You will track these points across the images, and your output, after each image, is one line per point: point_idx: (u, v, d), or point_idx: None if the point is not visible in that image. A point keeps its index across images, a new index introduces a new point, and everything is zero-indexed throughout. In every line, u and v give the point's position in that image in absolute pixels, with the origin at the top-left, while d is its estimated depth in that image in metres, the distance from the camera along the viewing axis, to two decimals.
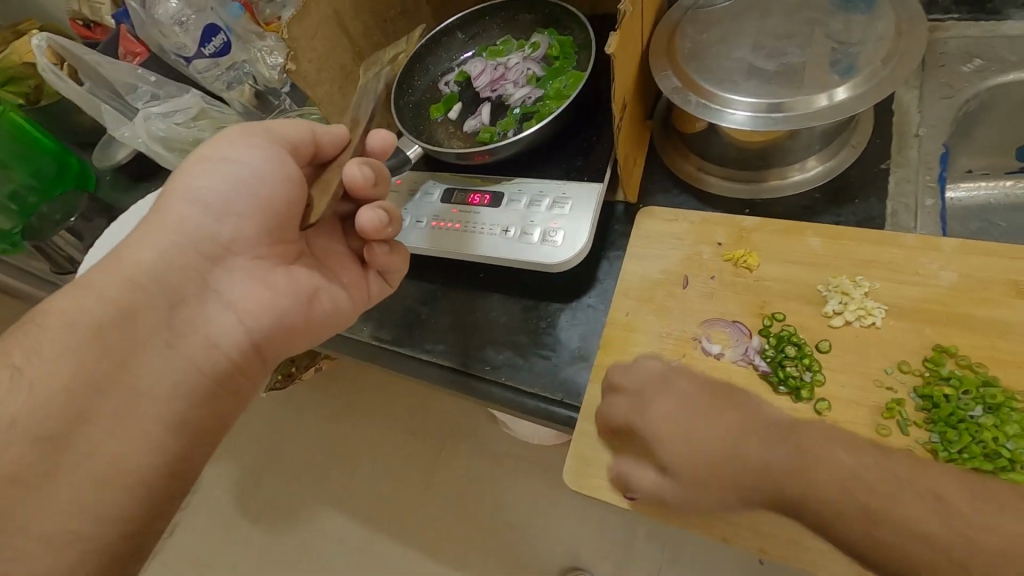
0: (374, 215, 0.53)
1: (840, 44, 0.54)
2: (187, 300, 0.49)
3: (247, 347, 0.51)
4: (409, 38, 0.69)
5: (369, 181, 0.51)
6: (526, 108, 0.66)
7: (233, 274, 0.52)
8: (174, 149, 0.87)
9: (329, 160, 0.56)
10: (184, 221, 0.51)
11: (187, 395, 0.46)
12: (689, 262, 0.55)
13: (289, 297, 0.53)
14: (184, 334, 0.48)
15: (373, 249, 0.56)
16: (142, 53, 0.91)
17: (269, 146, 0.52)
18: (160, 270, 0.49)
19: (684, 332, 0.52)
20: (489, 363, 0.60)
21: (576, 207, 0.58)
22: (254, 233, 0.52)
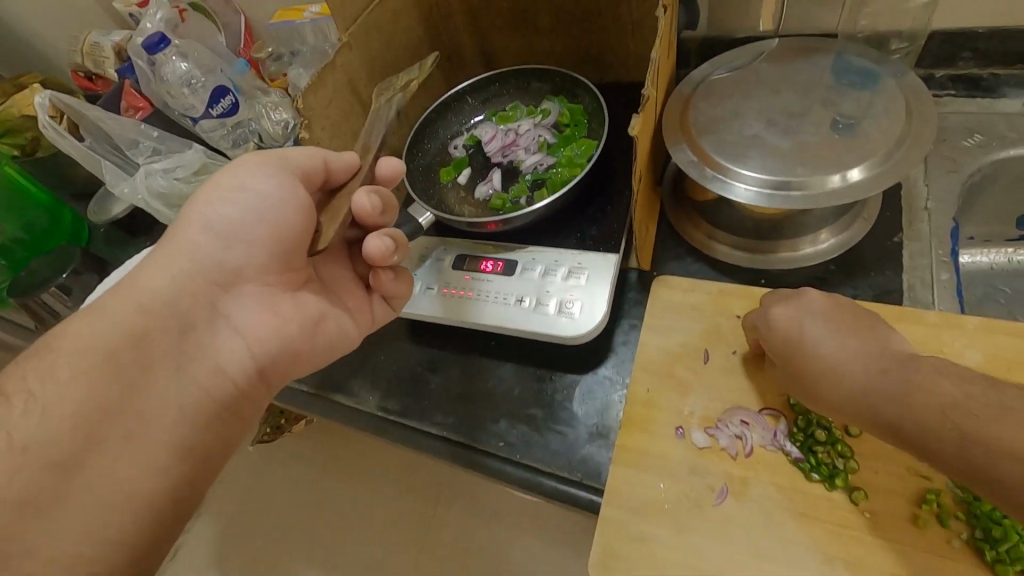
0: (380, 242, 0.52)
1: (844, 119, 0.56)
2: (197, 324, 0.50)
3: (252, 372, 0.51)
4: (423, 63, 0.65)
5: (377, 210, 0.51)
6: (539, 175, 0.66)
7: (243, 300, 0.52)
8: (173, 205, 0.86)
9: (339, 185, 0.55)
10: (198, 248, 0.51)
11: (192, 418, 0.46)
12: (708, 336, 0.55)
13: (296, 322, 0.53)
14: (195, 358, 0.49)
15: (379, 276, 0.56)
16: (145, 107, 0.93)
17: (281, 173, 0.51)
18: (171, 295, 0.49)
19: (708, 411, 0.50)
20: (502, 441, 0.57)
21: (592, 278, 0.57)
22: (263, 261, 0.52)
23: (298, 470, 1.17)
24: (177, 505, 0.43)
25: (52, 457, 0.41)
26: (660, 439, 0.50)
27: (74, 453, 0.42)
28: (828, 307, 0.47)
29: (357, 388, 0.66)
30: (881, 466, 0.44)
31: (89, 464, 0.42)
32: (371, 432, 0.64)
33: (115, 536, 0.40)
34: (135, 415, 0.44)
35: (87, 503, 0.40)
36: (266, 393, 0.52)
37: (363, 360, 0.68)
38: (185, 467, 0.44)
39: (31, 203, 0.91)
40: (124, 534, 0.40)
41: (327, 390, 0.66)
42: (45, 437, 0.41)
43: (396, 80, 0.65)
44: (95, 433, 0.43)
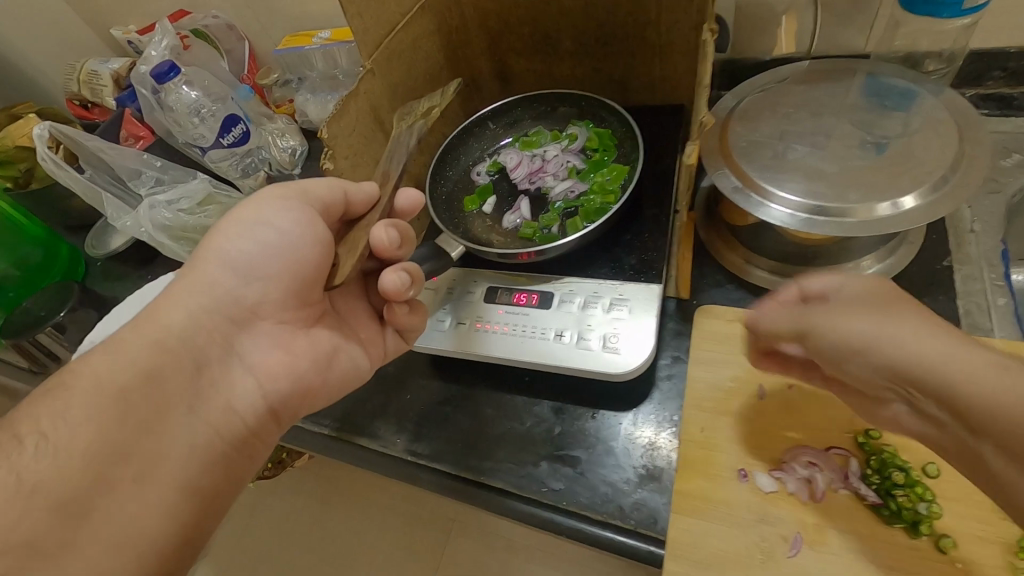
0: (397, 277, 0.48)
1: (873, 137, 0.56)
2: (210, 364, 0.46)
3: (264, 411, 0.47)
4: (444, 92, 0.64)
5: (395, 244, 0.46)
6: (570, 203, 0.64)
7: (256, 338, 0.48)
8: (180, 238, 0.82)
9: (358, 216, 0.50)
10: (216, 282, 0.47)
11: (204, 461, 0.42)
12: (761, 369, 0.52)
13: (308, 361, 0.49)
14: (206, 398, 0.45)
15: (395, 309, 0.52)
16: (145, 136, 0.90)
17: (302, 207, 0.47)
18: (186, 332, 0.45)
19: (771, 452, 0.47)
20: (546, 487, 0.54)
21: (636, 309, 0.55)
22: (280, 298, 0.48)
23: (300, 504, 1.08)
24: (182, 552, 0.39)
25: (62, 499, 0.36)
26: (720, 482, 0.47)
27: (84, 494, 0.37)
28: (888, 288, 0.41)
29: (381, 431, 0.62)
30: (967, 513, 0.42)
31: (101, 507, 0.37)
32: (399, 477, 0.60)
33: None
34: (150, 457, 0.40)
35: (96, 551, 0.36)
36: (277, 433, 0.48)
37: (388, 399, 0.64)
38: (195, 506, 0.40)
39: (23, 238, 0.86)
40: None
41: (351, 433, 0.62)
42: (65, 474, 0.37)
43: (418, 105, 0.63)
44: (106, 476, 0.38)
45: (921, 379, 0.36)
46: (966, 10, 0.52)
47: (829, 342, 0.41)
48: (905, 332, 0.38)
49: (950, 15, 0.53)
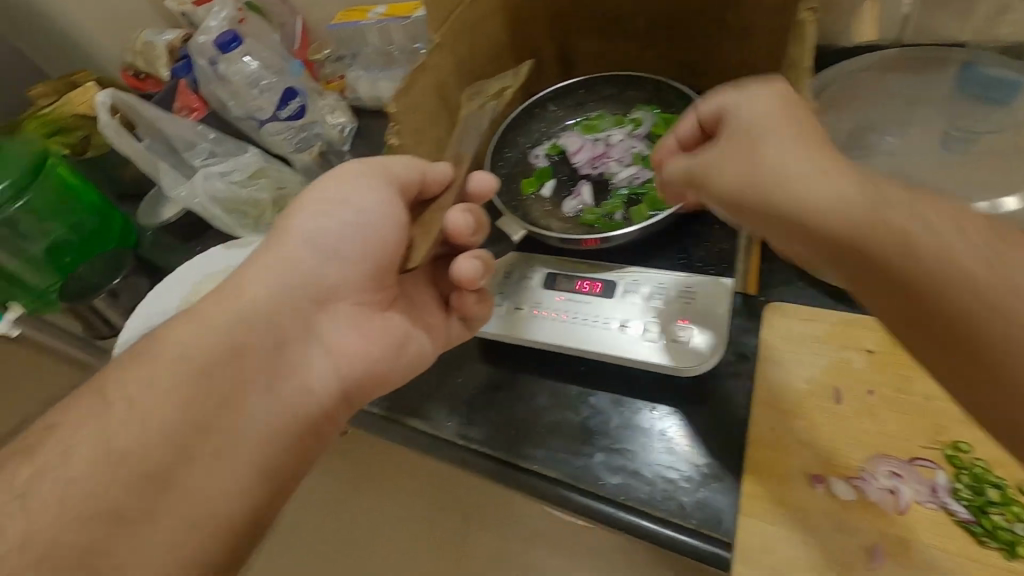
0: (470, 264, 0.50)
1: (960, 130, 0.55)
2: (290, 341, 0.46)
3: (336, 395, 0.46)
4: (518, 72, 0.69)
5: (469, 229, 0.49)
6: (635, 190, 0.62)
7: (335, 319, 0.48)
8: (233, 211, 0.83)
9: (431, 198, 0.50)
10: (295, 260, 0.47)
11: (277, 435, 0.42)
12: (837, 371, 0.49)
13: (380, 345, 0.49)
14: (285, 377, 0.44)
15: (463, 297, 0.54)
16: (199, 108, 0.90)
17: (383, 187, 0.47)
18: (266, 309, 0.45)
19: (848, 458, 0.45)
20: (602, 480, 0.52)
21: (705, 303, 0.53)
22: (361, 281, 0.48)
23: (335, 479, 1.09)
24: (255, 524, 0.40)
25: (146, 469, 0.37)
26: (795, 485, 0.45)
27: (167, 466, 0.38)
28: (781, 114, 0.39)
29: (433, 413, 0.61)
30: None
31: (182, 479, 0.38)
32: (450, 461, 0.59)
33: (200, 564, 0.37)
34: (226, 431, 0.40)
35: (175, 523, 0.37)
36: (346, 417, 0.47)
37: (439, 382, 0.63)
38: (262, 481, 0.41)
39: (80, 205, 0.87)
40: (205, 561, 0.37)
41: (401, 413, 0.62)
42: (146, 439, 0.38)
43: (487, 84, 0.66)
44: (187, 448, 0.39)
45: (800, 213, 0.36)
46: None
47: (718, 188, 0.41)
48: (811, 168, 0.36)
49: None
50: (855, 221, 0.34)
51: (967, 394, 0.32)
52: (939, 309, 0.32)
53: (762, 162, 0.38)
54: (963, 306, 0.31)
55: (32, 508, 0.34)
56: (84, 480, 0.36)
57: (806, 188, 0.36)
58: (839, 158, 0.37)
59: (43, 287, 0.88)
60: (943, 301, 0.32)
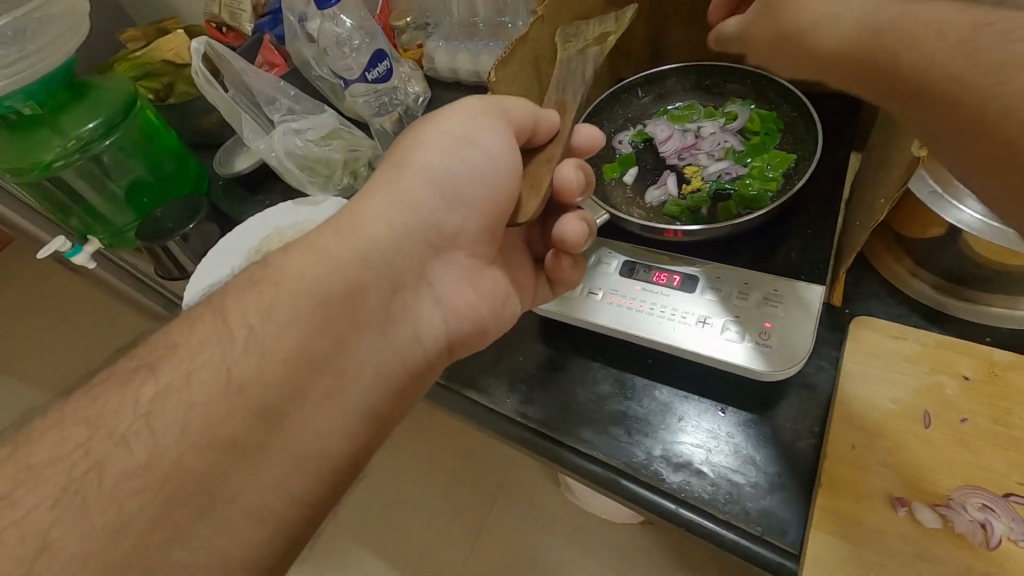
0: (577, 226, 0.52)
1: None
2: (404, 286, 0.46)
3: (442, 345, 0.48)
4: (621, 15, 0.63)
5: (580, 187, 0.50)
6: (723, 185, 0.59)
7: (446, 268, 0.48)
8: (306, 168, 0.84)
9: (537, 148, 0.50)
10: (417, 204, 0.46)
11: (379, 384, 0.43)
12: (927, 395, 0.47)
13: (487, 302, 0.51)
14: (399, 323, 0.45)
15: (559, 260, 0.55)
16: (280, 65, 0.93)
17: (505, 132, 0.47)
18: (387, 250, 0.45)
19: (936, 485, 0.43)
20: (664, 476, 0.51)
21: (791, 308, 0.51)
22: (477, 231, 0.48)
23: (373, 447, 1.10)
24: (347, 473, 0.41)
25: (262, 403, 0.39)
26: (875, 506, 0.43)
27: (281, 401, 0.39)
28: None
29: (493, 388, 0.61)
30: None
31: (294, 416, 0.39)
32: (507, 438, 0.60)
33: (299, 500, 0.38)
34: (311, 377, 0.40)
35: (290, 458, 0.39)
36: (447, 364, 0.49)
37: (499, 358, 0.63)
38: (369, 430, 0.42)
39: (161, 148, 0.89)
40: (299, 502, 0.39)
41: (458, 385, 0.62)
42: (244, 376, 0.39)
43: (585, 26, 0.61)
44: (302, 382, 0.40)
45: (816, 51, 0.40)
46: None
47: (759, 51, 0.46)
48: (812, 3, 0.40)
49: None
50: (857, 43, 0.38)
51: (984, 166, 0.34)
52: (931, 90, 0.35)
53: (780, 13, 0.42)
54: (930, 63, 0.34)
55: (157, 427, 0.37)
56: (210, 404, 0.38)
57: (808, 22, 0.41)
58: None
59: (121, 225, 0.91)
60: (936, 80, 0.34)
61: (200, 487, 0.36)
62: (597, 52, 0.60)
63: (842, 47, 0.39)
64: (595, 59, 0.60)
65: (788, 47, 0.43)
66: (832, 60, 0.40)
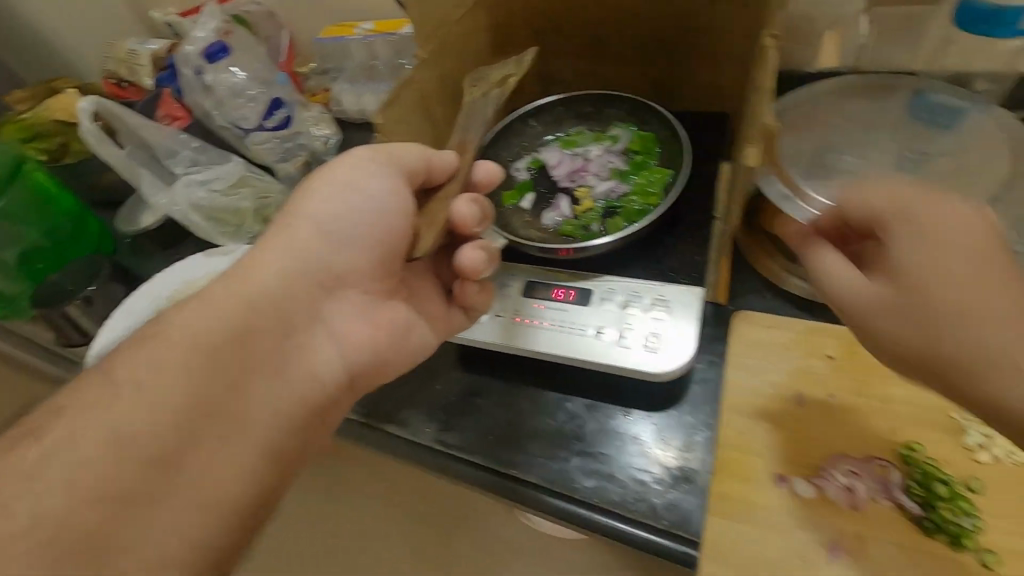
0: (474, 255, 0.53)
1: (914, 153, 0.57)
2: (296, 328, 0.47)
3: (341, 379, 0.49)
4: (524, 56, 0.57)
5: (475, 219, 0.51)
6: (611, 203, 0.64)
7: (342, 304, 0.50)
8: (214, 219, 0.84)
9: (435, 187, 0.53)
10: (305, 249, 0.49)
11: (277, 426, 0.44)
12: (801, 376, 0.52)
13: (386, 333, 0.53)
14: (291, 363, 0.46)
15: (465, 287, 0.56)
16: (182, 118, 0.89)
17: (391, 175, 0.49)
18: (276, 295, 0.47)
19: (810, 458, 0.47)
20: (578, 484, 0.54)
21: (678, 312, 0.54)
22: (369, 269, 0.51)
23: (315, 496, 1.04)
24: (256, 513, 0.41)
25: (154, 452, 0.39)
26: (761, 485, 0.47)
27: (175, 449, 0.39)
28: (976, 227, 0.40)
29: (411, 419, 0.62)
30: (1011, 527, 0.41)
31: (191, 463, 0.39)
32: (429, 467, 0.60)
33: (202, 548, 0.38)
34: (204, 428, 0.40)
35: (188, 506, 0.39)
36: (350, 399, 0.50)
37: (418, 389, 0.64)
38: (271, 468, 0.43)
39: (55, 210, 0.85)
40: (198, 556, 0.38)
41: (378, 419, 0.62)
42: (133, 434, 0.38)
43: (493, 73, 0.60)
44: (197, 430, 0.40)
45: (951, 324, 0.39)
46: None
47: (855, 298, 0.43)
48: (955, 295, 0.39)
49: (1007, 35, 0.53)
50: (988, 350, 0.38)
51: None
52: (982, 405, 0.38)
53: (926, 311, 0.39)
54: None
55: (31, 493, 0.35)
56: (96, 462, 0.37)
57: (1002, 359, 0.38)
58: (992, 284, 0.39)
59: (13, 294, 0.86)
60: None
61: (87, 552, 0.35)
62: (500, 94, 0.56)
63: (921, 355, 0.40)
64: (496, 100, 0.56)
65: (899, 305, 0.41)
66: (938, 362, 0.39)
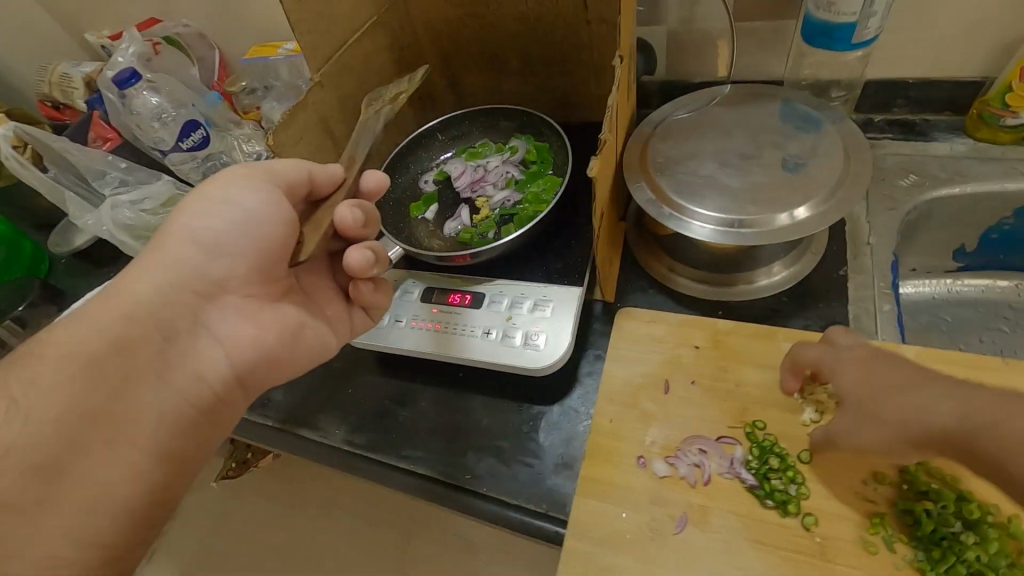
0: (361, 255, 0.53)
1: (794, 157, 0.60)
2: (178, 334, 0.50)
3: (230, 379, 0.51)
4: (413, 77, 0.65)
5: (359, 223, 0.51)
6: (506, 210, 0.68)
7: (223, 310, 0.52)
8: (140, 236, 0.86)
9: (324, 198, 0.55)
10: (180, 260, 0.51)
11: (171, 425, 0.47)
12: (670, 365, 0.56)
13: (274, 333, 0.53)
14: (175, 367, 0.49)
15: (358, 288, 0.57)
16: (114, 138, 0.91)
17: (264, 186, 0.51)
18: (155, 306, 0.49)
19: (669, 440, 0.51)
20: (471, 474, 0.58)
21: (558, 310, 0.59)
22: (245, 273, 0.52)
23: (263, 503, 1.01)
24: (148, 511, 0.44)
25: (36, 461, 0.41)
26: (624, 467, 0.51)
27: (58, 458, 0.42)
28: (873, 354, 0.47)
29: (324, 423, 0.65)
30: (830, 492, 0.46)
31: (73, 472, 0.42)
32: (339, 467, 0.63)
33: (87, 547, 0.41)
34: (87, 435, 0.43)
35: (76, 509, 0.41)
36: (242, 398, 0.52)
37: (331, 394, 0.67)
38: (161, 468, 0.45)
39: None
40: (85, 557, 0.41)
41: (293, 425, 0.66)
42: (25, 443, 0.42)
43: (386, 92, 0.65)
44: (80, 437, 0.43)
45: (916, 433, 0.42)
46: (856, 44, 0.57)
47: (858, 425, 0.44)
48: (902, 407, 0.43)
49: (842, 48, 0.58)
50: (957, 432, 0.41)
51: None
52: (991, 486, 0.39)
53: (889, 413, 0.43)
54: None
55: None
56: None
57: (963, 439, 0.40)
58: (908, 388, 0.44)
59: None
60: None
61: None
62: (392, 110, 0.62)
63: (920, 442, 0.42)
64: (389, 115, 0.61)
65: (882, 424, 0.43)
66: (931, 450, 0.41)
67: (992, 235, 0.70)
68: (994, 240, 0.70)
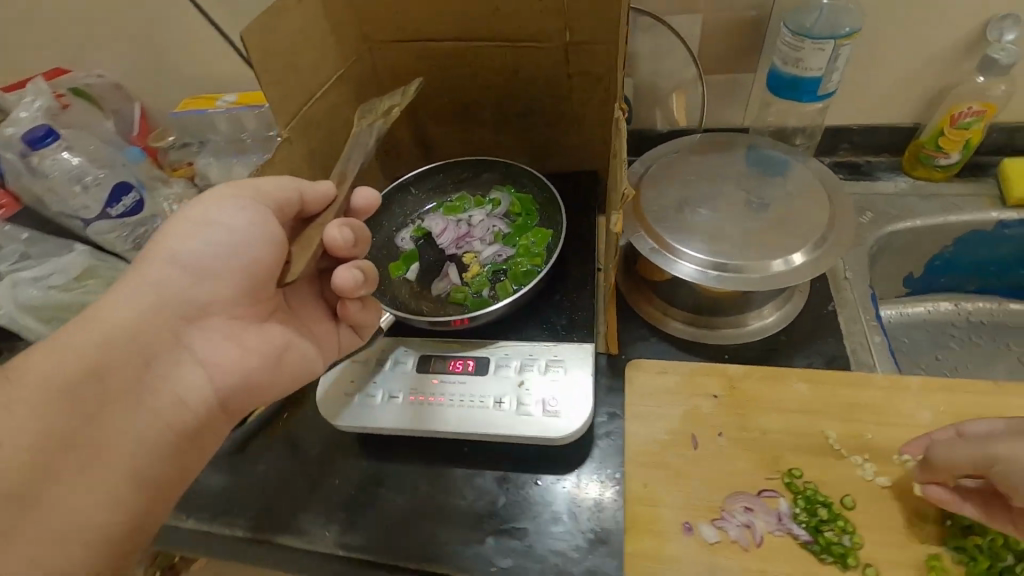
0: (350, 275, 0.49)
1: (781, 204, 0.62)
2: (160, 358, 0.45)
3: (212, 404, 0.47)
4: (406, 90, 0.59)
5: (349, 244, 0.47)
6: (498, 266, 0.64)
7: (207, 333, 0.47)
8: (49, 319, 0.71)
9: (315, 216, 0.51)
10: (161, 283, 0.46)
11: (153, 453, 0.43)
12: (692, 417, 0.54)
13: (259, 356, 0.49)
14: (154, 389, 0.44)
15: (346, 306, 0.53)
16: (10, 204, 0.77)
17: (253, 205, 0.47)
18: (131, 328, 0.45)
19: (708, 501, 0.49)
20: (494, 566, 0.50)
21: (571, 371, 0.55)
22: (231, 296, 0.48)
23: None
24: None
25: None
26: (668, 538, 0.48)
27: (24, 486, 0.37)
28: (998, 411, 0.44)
29: (307, 524, 0.56)
30: (883, 540, 0.46)
31: (42, 500, 0.38)
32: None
33: None
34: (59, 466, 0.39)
35: (46, 536, 0.37)
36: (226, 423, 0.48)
37: (313, 487, 0.58)
38: (142, 497, 0.41)
39: None
40: None
41: (270, 532, 0.56)
42: None
43: (380, 103, 0.59)
44: (52, 462, 0.39)
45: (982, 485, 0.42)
46: (821, 95, 0.61)
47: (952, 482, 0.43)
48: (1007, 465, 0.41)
49: (809, 99, 0.62)
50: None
51: None
52: None
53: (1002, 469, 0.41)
54: None
55: None
56: None
57: None
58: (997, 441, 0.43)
59: None
60: None
61: None
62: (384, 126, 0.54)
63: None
64: (382, 128, 0.53)
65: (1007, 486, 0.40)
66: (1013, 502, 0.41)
67: (936, 262, 0.76)
68: (937, 266, 0.77)
